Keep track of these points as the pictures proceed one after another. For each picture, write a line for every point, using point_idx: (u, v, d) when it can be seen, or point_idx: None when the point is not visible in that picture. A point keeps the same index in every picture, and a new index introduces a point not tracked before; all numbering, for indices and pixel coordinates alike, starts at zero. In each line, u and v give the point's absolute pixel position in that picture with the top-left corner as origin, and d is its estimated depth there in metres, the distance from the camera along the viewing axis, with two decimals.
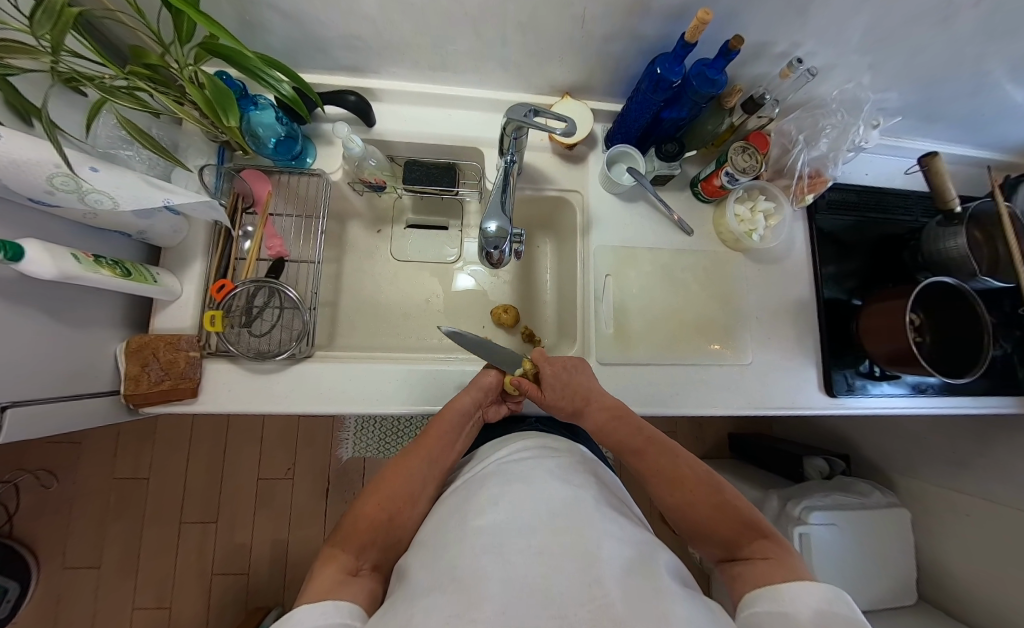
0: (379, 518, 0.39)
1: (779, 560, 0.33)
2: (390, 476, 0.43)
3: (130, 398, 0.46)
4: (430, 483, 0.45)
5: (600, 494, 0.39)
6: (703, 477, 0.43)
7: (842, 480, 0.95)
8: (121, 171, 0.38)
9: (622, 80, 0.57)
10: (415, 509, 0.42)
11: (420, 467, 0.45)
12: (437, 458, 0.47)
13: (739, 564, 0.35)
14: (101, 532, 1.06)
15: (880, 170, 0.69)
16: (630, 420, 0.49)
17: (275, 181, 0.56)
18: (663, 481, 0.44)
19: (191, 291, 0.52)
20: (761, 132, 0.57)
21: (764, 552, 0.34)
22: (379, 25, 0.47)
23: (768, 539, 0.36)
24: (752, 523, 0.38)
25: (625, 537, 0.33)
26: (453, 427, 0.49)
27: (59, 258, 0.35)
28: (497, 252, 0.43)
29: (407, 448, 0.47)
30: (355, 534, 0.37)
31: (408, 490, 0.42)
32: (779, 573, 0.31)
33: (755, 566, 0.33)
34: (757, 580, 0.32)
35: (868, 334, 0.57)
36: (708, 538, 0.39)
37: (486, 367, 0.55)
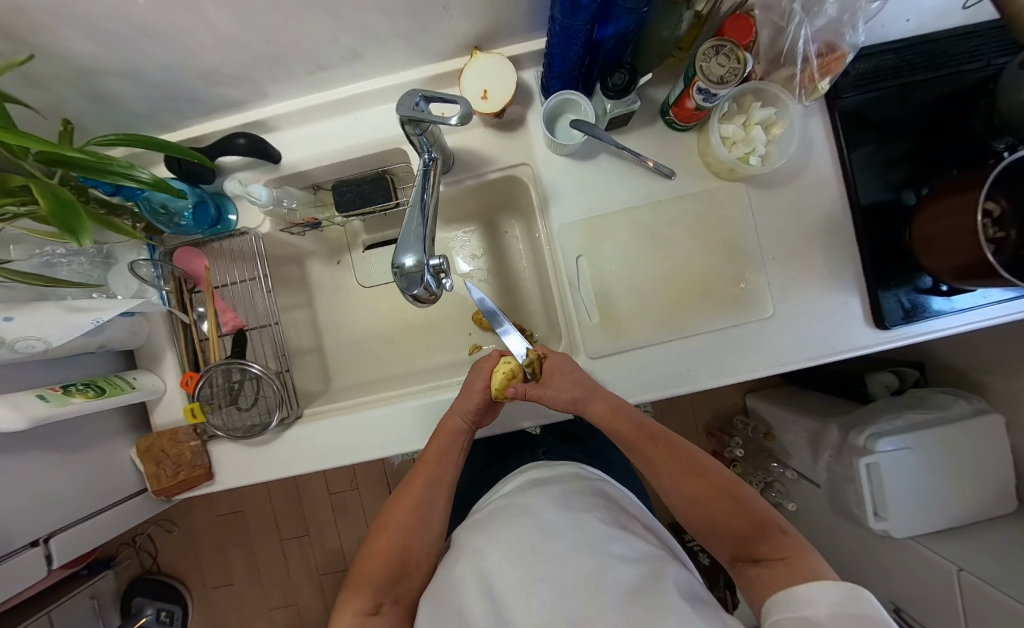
0: (390, 552, 0.40)
1: (794, 557, 0.29)
2: (396, 508, 0.44)
3: (159, 492, 0.50)
4: (438, 506, 0.45)
5: (607, 515, 0.37)
6: (720, 474, 0.40)
7: (914, 393, 0.84)
8: (35, 308, 0.37)
9: (539, 6, 0.44)
10: (426, 537, 0.42)
11: (421, 494, 0.45)
12: (438, 479, 0.46)
13: (757, 564, 0.32)
14: (224, 558, 1.26)
15: (929, 6, 0.49)
16: (631, 412, 0.46)
17: (210, 251, 0.54)
18: (677, 474, 0.41)
19: (175, 383, 0.53)
20: (739, 16, 0.42)
21: (782, 551, 0.31)
22: (225, 46, 0.39)
23: (788, 537, 0.32)
24: (770, 520, 0.34)
25: (631, 555, 0.31)
26: (445, 446, 0.48)
27: (27, 407, 0.36)
28: (422, 289, 0.37)
29: (407, 478, 0.47)
30: (369, 573, 0.38)
31: (412, 518, 0.42)
32: (795, 571, 0.28)
33: (775, 568, 0.30)
34: (776, 583, 0.28)
35: (929, 246, 0.45)
36: (724, 536, 0.36)
37: (472, 383, 0.49)
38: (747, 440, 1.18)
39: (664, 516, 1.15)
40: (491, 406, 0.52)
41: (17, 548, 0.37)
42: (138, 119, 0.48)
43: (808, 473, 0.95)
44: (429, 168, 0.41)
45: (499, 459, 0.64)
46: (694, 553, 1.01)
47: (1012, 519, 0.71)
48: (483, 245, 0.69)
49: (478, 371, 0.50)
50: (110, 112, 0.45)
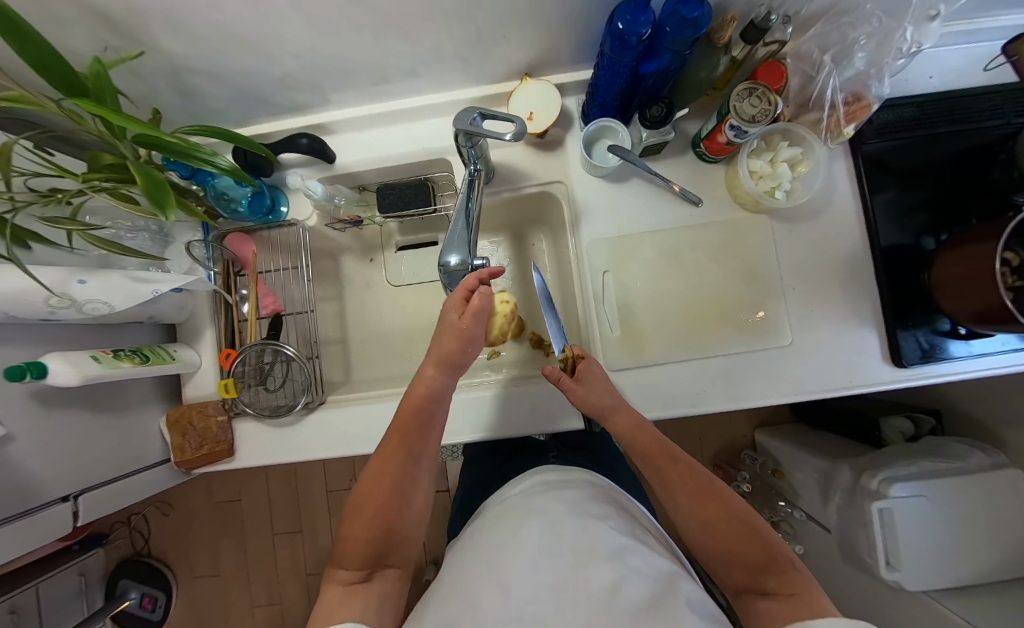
0: (375, 527, 0.37)
1: (808, 599, 0.29)
2: (373, 483, 0.40)
3: (180, 464, 0.52)
4: (419, 475, 0.42)
5: (621, 526, 0.37)
6: (733, 501, 0.39)
7: (930, 440, 0.82)
8: (106, 274, 0.40)
9: (588, 42, 0.49)
10: (410, 506, 0.40)
11: (398, 464, 0.41)
12: (414, 446, 0.42)
13: (766, 598, 0.31)
14: (214, 547, 1.25)
15: (950, 68, 0.53)
16: (650, 430, 0.46)
17: (258, 238, 0.58)
18: (693, 496, 0.40)
19: (208, 360, 0.56)
20: (772, 63, 0.46)
21: (792, 588, 0.30)
22: (306, 57, 0.44)
23: (798, 574, 0.31)
24: (781, 554, 0.33)
25: (646, 568, 0.31)
26: (418, 411, 0.43)
27: (82, 364, 0.38)
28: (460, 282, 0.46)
29: (380, 447, 0.43)
30: (353, 549, 0.36)
31: (394, 490, 0.39)
32: (810, 610, 0.27)
33: (785, 604, 0.29)
34: (787, 618, 0.28)
35: (946, 291, 0.46)
36: (731, 563, 0.35)
37: (448, 330, 0.43)
38: (754, 475, 1.15)
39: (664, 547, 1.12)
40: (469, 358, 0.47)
41: (50, 500, 0.38)
42: (215, 114, 0.53)
43: (818, 515, 0.92)
44: (473, 179, 0.46)
45: (507, 461, 0.64)
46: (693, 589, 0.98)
47: None
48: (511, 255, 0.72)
49: (450, 319, 0.44)
50: (192, 106, 0.50)
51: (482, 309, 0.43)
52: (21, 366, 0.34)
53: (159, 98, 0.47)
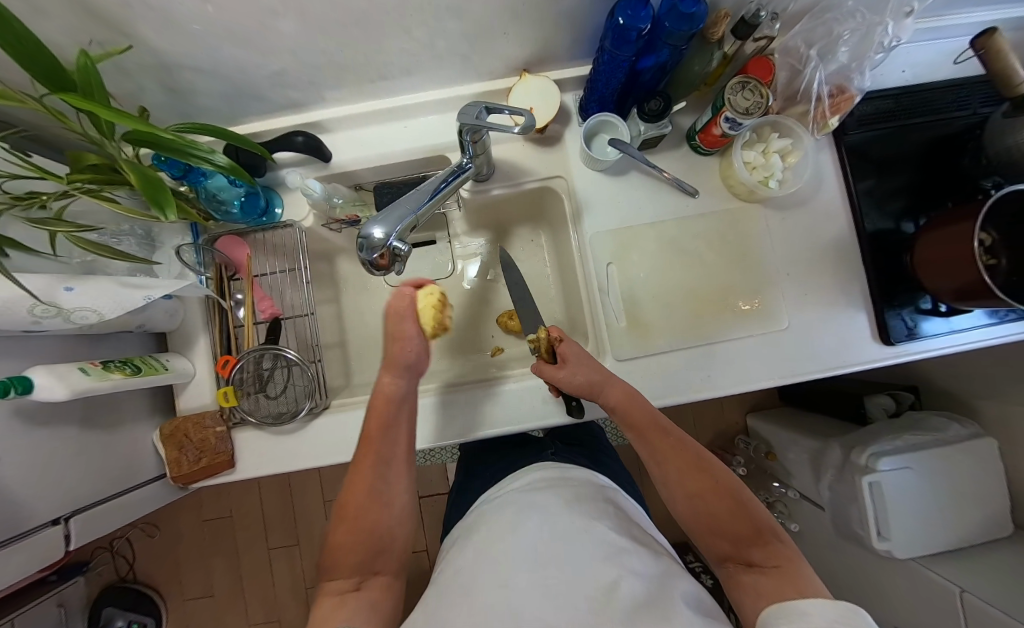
0: (359, 535, 0.39)
1: (792, 572, 0.30)
2: (354, 493, 0.41)
3: (178, 479, 0.49)
4: (399, 478, 0.43)
5: (618, 526, 0.37)
6: (723, 475, 0.40)
7: (912, 416, 0.87)
8: (95, 282, 0.38)
9: (585, 37, 0.49)
10: (394, 508, 0.41)
11: (375, 471, 0.42)
12: (388, 454, 0.43)
13: (749, 570, 0.32)
14: (206, 567, 1.19)
15: (922, 62, 0.56)
16: (645, 403, 0.45)
17: (252, 241, 0.56)
18: (683, 468, 0.41)
19: (203, 369, 0.54)
20: (762, 58, 0.48)
21: (778, 562, 0.31)
22: (304, 52, 0.43)
23: (783, 547, 0.33)
24: (767, 527, 0.35)
25: (644, 570, 0.32)
26: (387, 418, 0.44)
27: (69, 378, 0.35)
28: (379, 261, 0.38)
29: (356, 459, 0.44)
30: (342, 558, 0.37)
31: (374, 497, 0.41)
32: (793, 588, 0.28)
33: (768, 577, 0.30)
34: (771, 595, 0.29)
35: (924, 267, 0.50)
36: (716, 536, 0.36)
37: (399, 329, 0.45)
38: (749, 459, 1.19)
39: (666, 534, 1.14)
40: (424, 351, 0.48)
41: (39, 524, 0.35)
42: (203, 112, 0.51)
43: (811, 494, 0.96)
44: (463, 171, 0.45)
45: (499, 458, 0.63)
46: (697, 573, 1.00)
47: (1010, 543, 0.72)
48: (489, 258, 0.71)
49: (397, 318, 0.46)
50: (179, 104, 0.48)
51: (408, 307, 0.46)
52: (7, 381, 0.31)
53: (143, 96, 0.45)
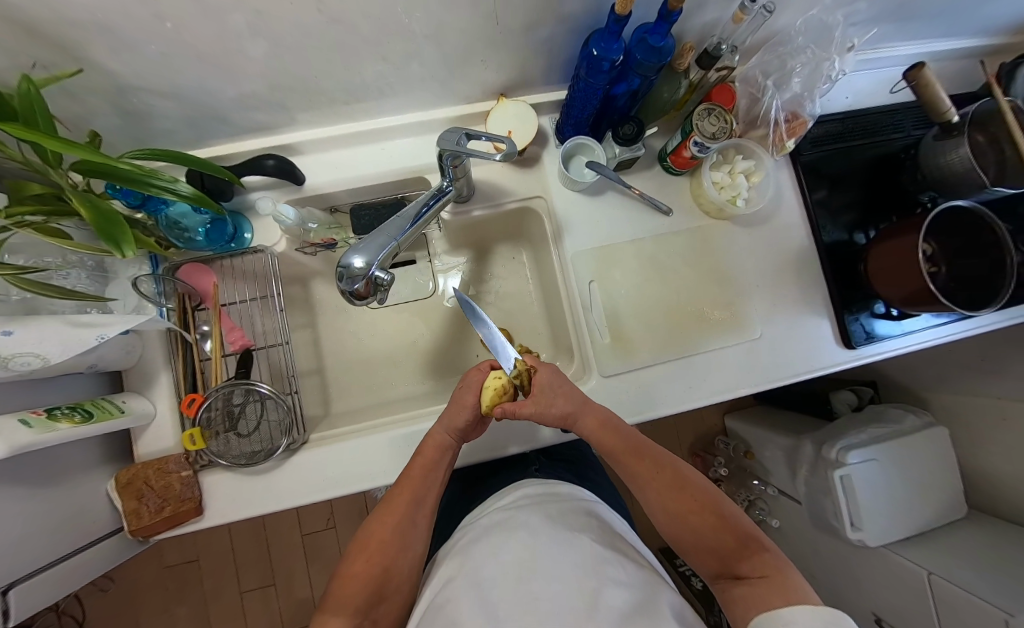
0: (372, 574, 0.37)
1: (779, 578, 0.30)
2: (378, 528, 0.40)
3: (135, 532, 0.44)
4: (422, 525, 0.42)
5: (601, 538, 0.37)
6: (705, 489, 0.40)
7: (873, 409, 0.93)
8: (38, 323, 0.35)
9: (559, 63, 0.51)
10: (410, 557, 0.40)
11: (405, 511, 0.42)
12: (421, 497, 0.43)
13: (740, 582, 0.32)
14: (168, 619, 1.08)
15: (862, 90, 0.62)
16: (620, 426, 0.46)
17: (218, 269, 0.53)
18: (662, 488, 0.41)
19: (165, 407, 0.50)
20: (724, 86, 0.51)
21: (764, 570, 0.32)
22: (275, 76, 0.41)
23: (769, 554, 0.33)
24: (752, 538, 0.35)
25: (628, 581, 0.32)
26: (433, 460, 0.45)
27: (8, 434, 0.31)
28: (358, 290, 0.37)
29: (388, 494, 0.44)
30: (348, 596, 0.36)
31: (396, 538, 0.40)
32: (781, 595, 0.28)
33: (756, 587, 0.31)
34: (760, 605, 0.29)
35: (878, 277, 0.53)
36: (705, 553, 0.37)
37: (462, 398, 0.47)
38: (729, 459, 1.23)
39: (655, 539, 1.15)
40: (479, 420, 0.50)
41: None
42: (164, 135, 0.48)
43: (789, 490, 1.00)
44: (443, 194, 0.45)
45: (485, 479, 0.61)
46: (687, 577, 1.01)
47: (964, 525, 0.78)
48: (470, 276, 0.71)
49: (465, 390, 0.49)
50: (136, 127, 0.45)
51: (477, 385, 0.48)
52: None
53: (94, 118, 0.42)
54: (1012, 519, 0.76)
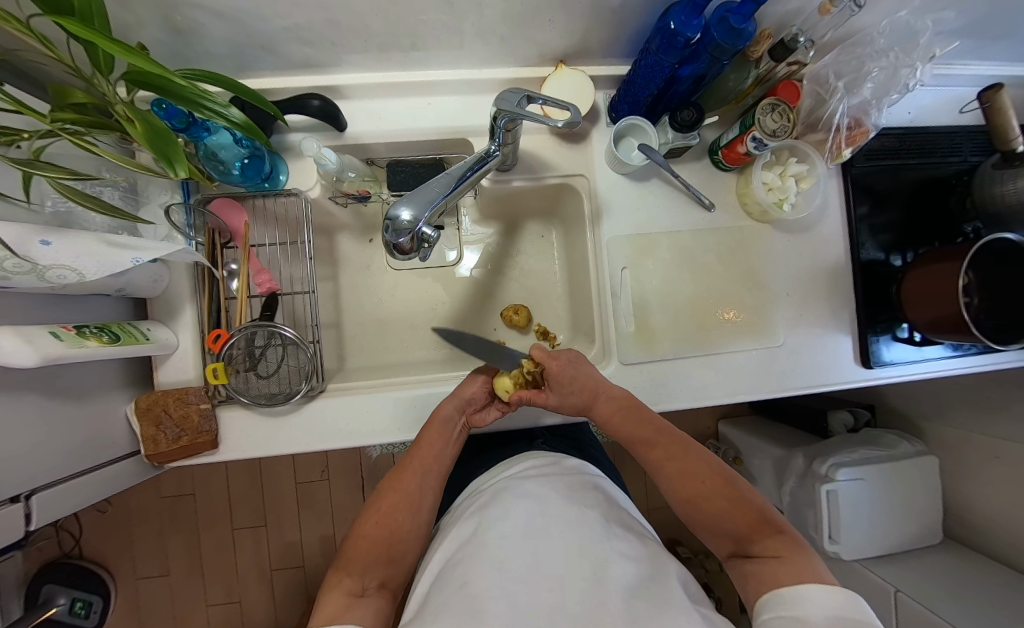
0: (379, 537, 0.39)
1: (793, 559, 0.32)
2: (387, 493, 0.42)
3: (152, 457, 0.46)
4: (429, 494, 0.43)
5: (608, 511, 0.38)
6: (716, 471, 0.41)
7: (868, 430, 0.95)
8: (75, 237, 0.33)
9: (625, 36, 0.49)
10: (417, 522, 0.41)
11: (415, 479, 0.43)
12: (431, 467, 0.45)
13: (752, 561, 0.34)
14: (162, 545, 1.13)
15: (927, 106, 0.59)
16: (639, 410, 0.45)
17: (250, 207, 0.52)
18: (677, 475, 0.41)
19: (188, 340, 0.50)
20: (791, 82, 0.49)
21: (777, 551, 0.33)
22: (333, 10, 0.39)
23: (782, 536, 0.35)
24: (767, 519, 0.36)
25: (633, 554, 0.33)
26: (443, 434, 0.46)
27: (38, 342, 0.30)
28: (406, 245, 0.36)
29: (399, 462, 0.45)
30: (358, 558, 0.37)
31: (405, 503, 0.41)
32: (793, 577, 0.30)
33: (767, 565, 0.32)
34: (771, 581, 0.31)
35: (911, 299, 0.52)
36: (718, 533, 0.38)
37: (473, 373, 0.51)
38: None
39: None
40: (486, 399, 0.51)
41: (2, 501, 0.30)
42: (207, 58, 0.46)
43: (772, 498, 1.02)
44: (489, 159, 0.43)
45: (489, 449, 0.63)
46: None
47: (935, 550, 0.82)
48: (496, 248, 0.70)
49: (470, 378, 0.51)
50: (181, 45, 0.43)
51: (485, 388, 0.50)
52: None
53: (141, 29, 0.40)
54: (984, 551, 0.79)
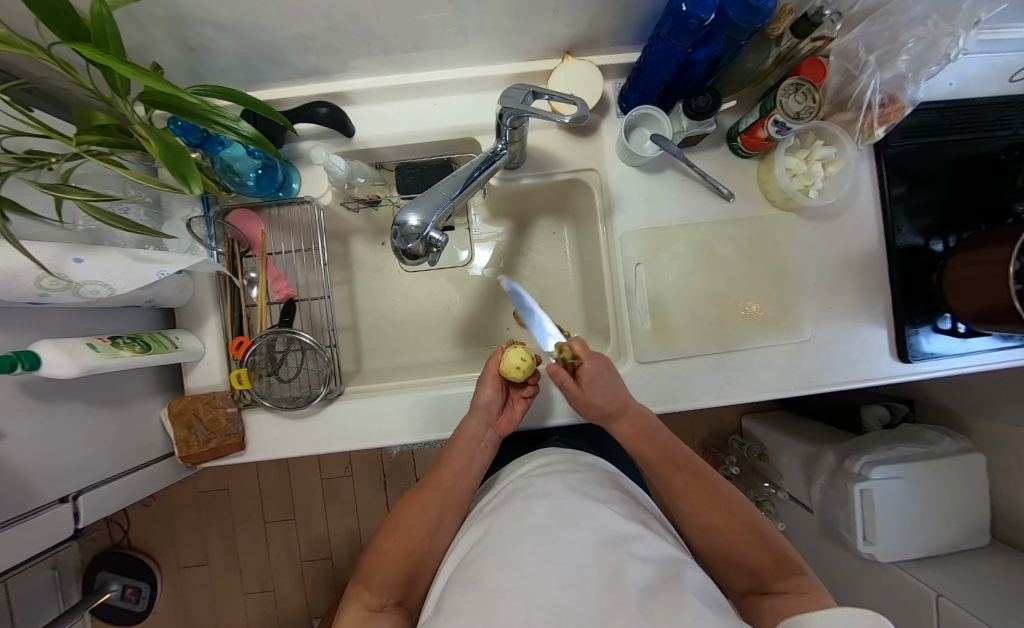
0: (398, 557, 0.39)
1: (817, 597, 0.30)
2: (406, 512, 0.43)
3: (185, 458, 0.49)
4: (448, 515, 0.44)
5: (625, 510, 0.37)
6: (740, 508, 0.40)
7: (905, 426, 0.89)
8: (105, 253, 0.35)
9: (633, 21, 0.47)
10: (437, 544, 0.41)
11: (433, 500, 0.44)
12: (450, 488, 0.45)
13: (770, 596, 0.33)
14: (201, 536, 1.20)
15: (972, 75, 0.54)
16: (663, 434, 0.46)
17: (266, 217, 0.54)
18: (696, 501, 0.41)
19: (213, 347, 0.52)
20: (817, 60, 0.46)
21: (801, 587, 0.32)
22: (335, 15, 0.39)
23: (804, 577, 0.33)
24: (788, 559, 0.35)
25: (649, 555, 0.31)
26: (468, 451, 0.48)
27: (78, 354, 0.32)
28: (415, 250, 0.36)
29: (420, 482, 0.46)
30: (379, 574, 0.38)
31: (424, 525, 0.42)
32: (815, 606, 0.29)
33: (790, 599, 0.31)
34: (790, 613, 0.30)
35: (957, 289, 0.48)
36: (734, 566, 0.37)
37: (486, 372, 0.48)
38: (741, 458, 1.20)
39: None
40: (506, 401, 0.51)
41: (47, 503, 0.34)
42: (219, 72, 0.48)
43: (800, 497, 0.98)
44: (497, 158, 0.42)
45: (505, 448, 0.63)
46: None
47: (982, 554, 0.76)
48: (508, 247, 0.69)
49: (483, 380, 0.48)
50: (194, 61, 0.44)
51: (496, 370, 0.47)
52: (13, 354, 0.28)
53: (156, 48, 0.41)
54: None
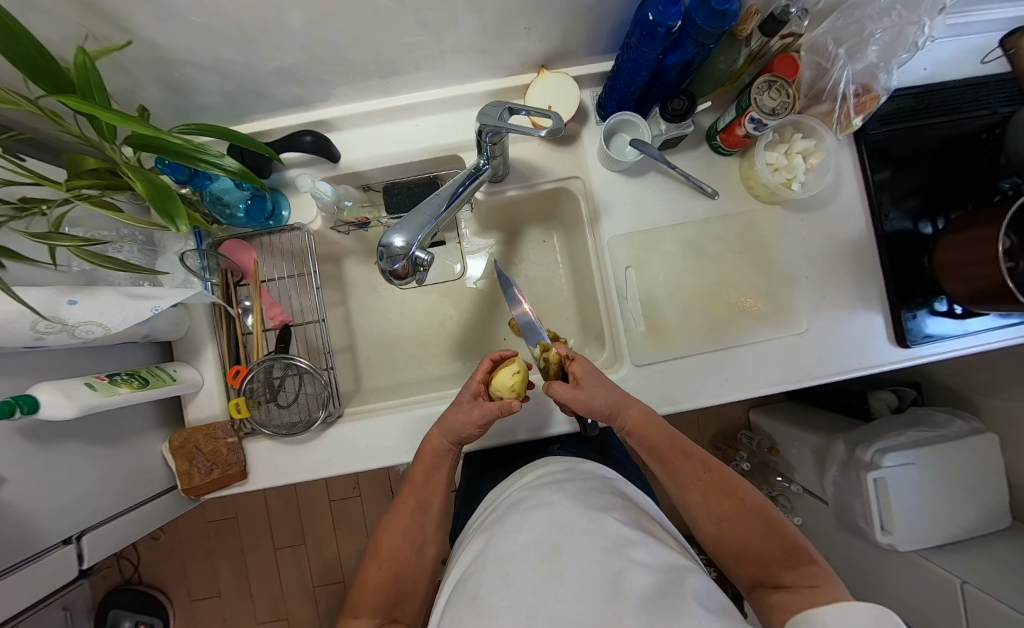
0: (384, 579, 0.39)
1: (829, 590, 0.29)
2: (385, 537, 0.42)
3: (188, 490, 0.49)
4: (429, 526, 0.44)
5: (626, 518, 0.37)
6: (751, 503, 0.39)
7: (914, 410, 0.88)
8: (99, 293, 0.35)
9: (605, 32, 0.48)
10: (423, 556, 0.42)
11: (411, 518, 0.43)
12: (426, 504, 0.45)
13: (780, 590, 0.32)
14: (211, 567, 1.18)
15: (944, 59, 0.55)
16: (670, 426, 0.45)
17: (258, 245, 0.55)
18: (707, 492, 0.41)
19: (212, 377, 0.52)
20: (788, 56, 0.46)
21: (810, 580, 0.30)
22: (314, 48, 0.40)
23: (814, 566, 0.32)
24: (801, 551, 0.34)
25: (652, 561, 0.31)
26: (430, 467, 0.45)
27: (76, 394, 0.33)
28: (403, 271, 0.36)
29: (394, 502, 0.46)
30: (367, 600, 0.38)
31: (406, 542, 0.42)
32: (822, 599, 0.28)
33: (800, 593, 0.29)
34: (798, 609, 0.28)
35: (951, 268, 0.48)
36: (743, 559, 0.36)
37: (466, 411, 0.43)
38: (752, 453, 1.18)
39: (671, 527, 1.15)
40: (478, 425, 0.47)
41: (51, 545, 0.34)
42: (205, 109, 0.49)
43: (814, 489, 0.97)
44: (480, 173, 0.43)
45: (509, 460, 0.63)
46: None
47: (1004, 536, 0.75)
48: (500, 258, 0.70)
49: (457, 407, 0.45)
50: (181, 100, 0.46)
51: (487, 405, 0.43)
52: (11, 399, 0.28)
53: (143, 90, 0.43)
54: None
